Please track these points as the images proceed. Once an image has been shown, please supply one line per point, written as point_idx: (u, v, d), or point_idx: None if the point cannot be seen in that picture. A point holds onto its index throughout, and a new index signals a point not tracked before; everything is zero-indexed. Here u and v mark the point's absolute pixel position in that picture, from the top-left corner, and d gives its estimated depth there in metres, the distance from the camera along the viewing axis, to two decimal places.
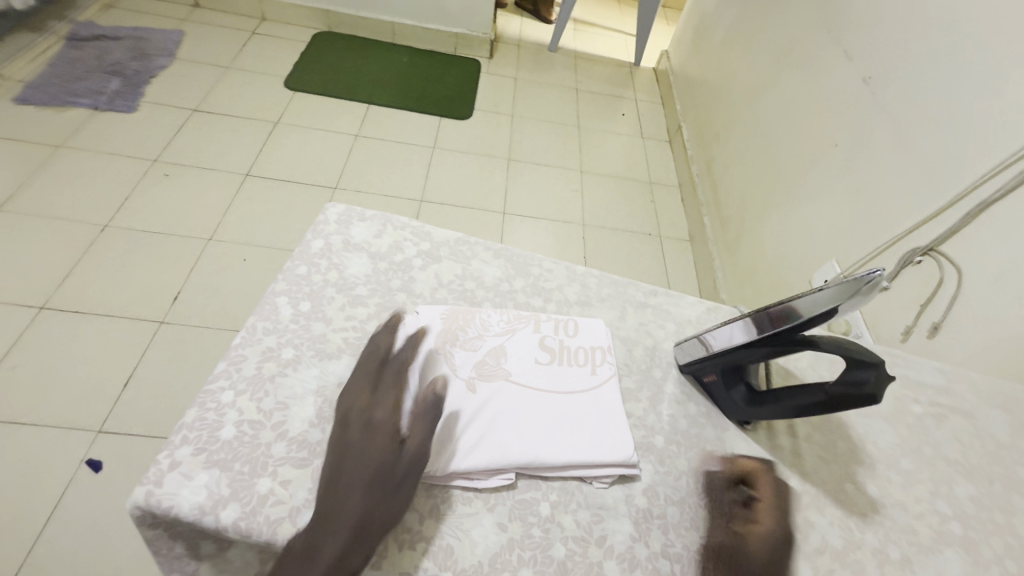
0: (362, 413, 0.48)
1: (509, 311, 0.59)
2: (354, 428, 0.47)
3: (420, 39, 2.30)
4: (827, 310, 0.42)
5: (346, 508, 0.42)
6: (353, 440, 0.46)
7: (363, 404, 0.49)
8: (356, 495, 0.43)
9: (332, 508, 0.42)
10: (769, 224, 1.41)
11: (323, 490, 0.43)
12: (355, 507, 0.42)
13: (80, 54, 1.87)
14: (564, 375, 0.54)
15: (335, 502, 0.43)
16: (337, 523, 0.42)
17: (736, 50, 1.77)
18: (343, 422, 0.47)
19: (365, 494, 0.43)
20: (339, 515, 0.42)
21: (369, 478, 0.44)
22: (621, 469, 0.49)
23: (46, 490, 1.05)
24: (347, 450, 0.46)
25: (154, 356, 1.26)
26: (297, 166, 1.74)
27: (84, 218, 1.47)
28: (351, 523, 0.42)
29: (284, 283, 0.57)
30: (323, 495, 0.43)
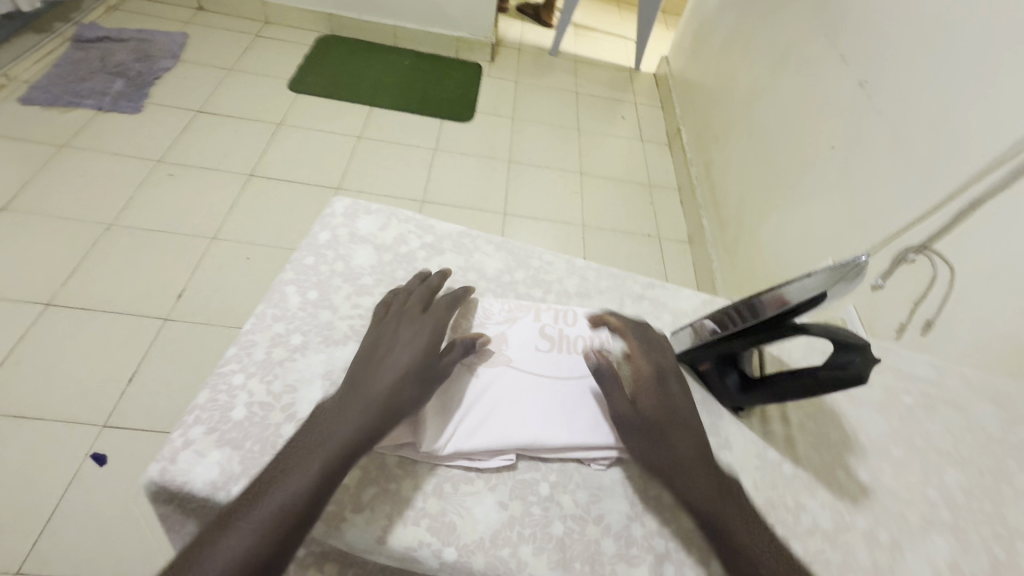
0: (414, 315, 0.51)
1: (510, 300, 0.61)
2: (404, 325, 0.50)
3: (423, 43, 2.33)
4: (815, 295, 0.44)
5: (351, 411, 0.43)
6: (401, 330, 0.49)
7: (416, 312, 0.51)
8: (394, 376, 0.46)
9: (369, 382, 0.45)
10: (766, 225, 1.43)
11: (362, 369, 0.46)
12: (390, 385, 0.45)
13: (86, 55, 1.89)
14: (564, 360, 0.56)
15: (371, 380, 0.45)
16: (342, 421, 0.42)
17: (735, 55, 1.79)
18: (395, 321, 0.51)
19: (400, 376, 0.46)
20: (372, 389, 0.44)
21: (406, 369, 0.46)
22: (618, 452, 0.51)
23: (51, 483, 1.06)
24: (393, 344, 0.48)
25: (158, 352, 1.28)
26: (300, 166, 1.77)
27: (90, 216, 1.49)
28: (378, 405, 0.44)
29: (292, 273, 0.59)
30: (358, 377, 0.46)
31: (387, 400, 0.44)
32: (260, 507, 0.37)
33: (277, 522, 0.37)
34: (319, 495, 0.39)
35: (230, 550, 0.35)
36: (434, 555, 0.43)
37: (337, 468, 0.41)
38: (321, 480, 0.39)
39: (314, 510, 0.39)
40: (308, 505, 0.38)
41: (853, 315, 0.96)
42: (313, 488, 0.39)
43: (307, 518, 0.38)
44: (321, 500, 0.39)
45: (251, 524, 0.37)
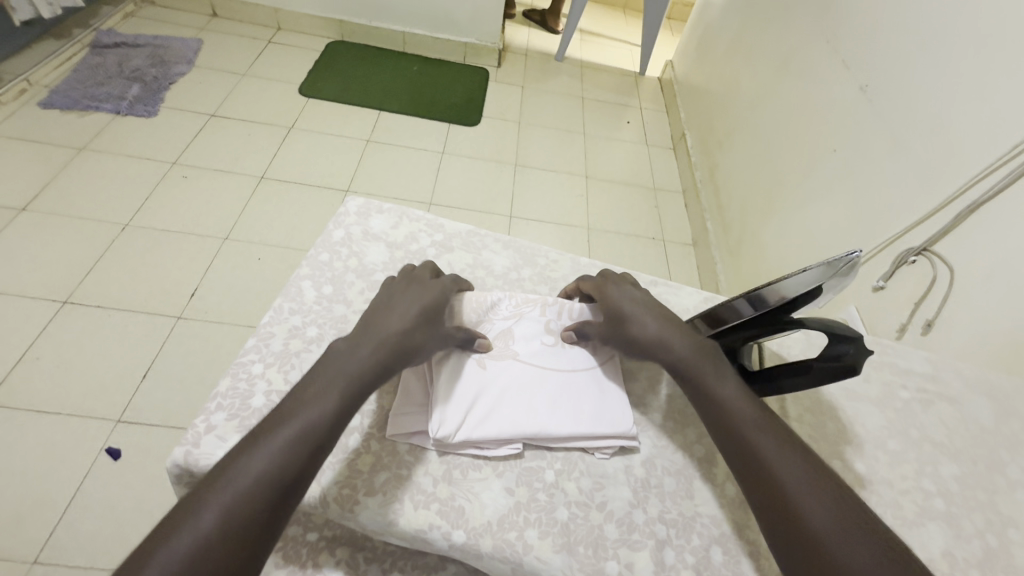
0: (420, 281, 0.54)
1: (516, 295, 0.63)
2: (411, 281, 0.53)
3: (431, 48, 2.37)
4: (811, 288, 0.46)
5: (362, 351, 0.45)
6: (410, 287, 0.53)
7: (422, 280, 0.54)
8: (405, 324, 0.49)
9: (380, 326, 0.48)
10: (770, 227, 1.44)
11: (372, 317, 0.49)
12: (400, 328, 0.48)
13: (103, 61, 1.94)
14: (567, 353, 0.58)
15: (381, 324, 0.48)
16: (353, 358, 0.45)
17: (739, 59, 1.81)
18: (402, 279, 0.54)
19: (409, 323, 0.49)
20: (382, 331, 0.48)
21: (417, 317, 0.50)
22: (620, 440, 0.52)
23: (68, 476, 1.09)
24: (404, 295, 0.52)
25: (172, 349, 1.31)
26: (311, 169, 1.80)
27: (106, 217, 1.52)
28: (391, 342, 0.47)
29: (308, 268, 0.61)
30: (369, 323, 0.49)
31: (398, 338, 0.47)
32: (279, 435, 0.39)
33: (297, 448, 0.39)
34: (334, 422, 0.41)
35: (255, 473, 0.37)
36: (444, 537, 0.45)
37: (352, 401, 0.43)
38: (337, 410, 0.42)
39: (331, 437, 0.41)
40: (325, 432, 0.40)
41: (855, 315, 0.97)
42: (329, 417, 0.41)
43: (325, 445, 0.40)
44: (336, 429, 0.41)
45: (271, 450, 0.38)
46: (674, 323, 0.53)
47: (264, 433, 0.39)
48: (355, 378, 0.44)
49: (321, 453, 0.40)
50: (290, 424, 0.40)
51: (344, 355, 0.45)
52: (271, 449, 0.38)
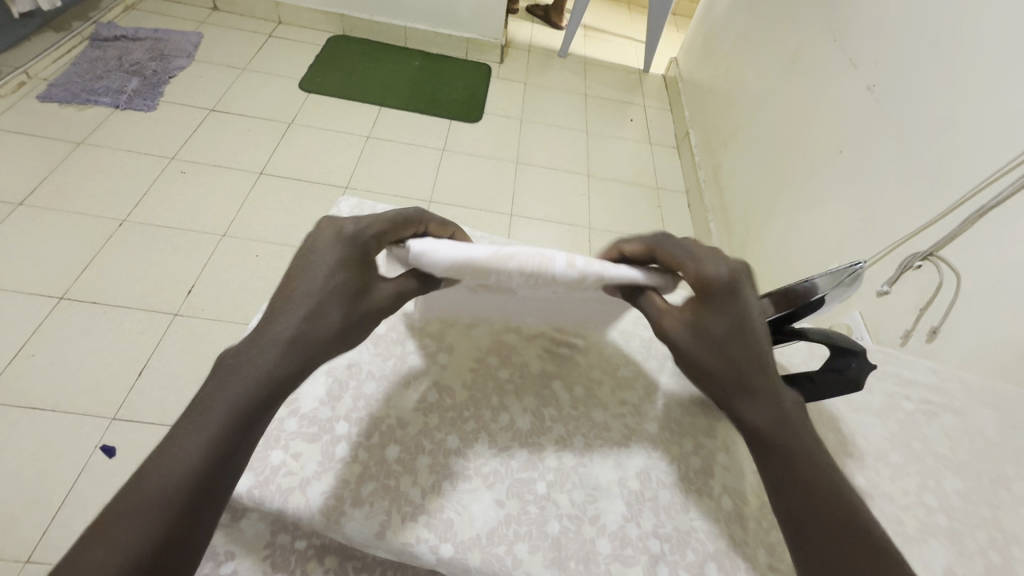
0: (345, 248, 0.40)
1: (528, 250, 0.42)
2: (321, 248, 0.40)
3: (433, 43, 2.34)
4: (813, 298, 0.45)
5: (250, 367, 0.36)
6: (316, 258, 0.40)
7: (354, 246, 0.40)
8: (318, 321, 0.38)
9: (274, 323, 0.37)
10: (773, 228, 1.42)
11: (268, 307, 0.38)
12: (300, 327, 0.37)
13: (103, 54, 1.92)
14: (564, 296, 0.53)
15: (275, 326, 0.37)
16: (236, 382, 0.35)
17: (745, 57, 1.79)
18: (312, 244, 0.40)
19: (316, 318, 0.38)
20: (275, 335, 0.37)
21: (321, 302, 0.38)
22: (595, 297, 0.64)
23: (62, 474, 1.08)
24: (308, 272, 0.39)
25: (168, 346, 1.30)
26: (310, 165, 1.78)
27: (104, 212, 1.52)
28: (283, 341, 0.37)
29: None
30: (266, 321, 0.37)
31: (293, 338, 0.37)
32: (131, 524, 0.30)
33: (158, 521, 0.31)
34: (210, 474, 0.33)
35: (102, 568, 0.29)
36: (432, 551, 0.44)
37: (234, 438, 0.34)
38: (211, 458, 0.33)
39: (210, 493, 0.33)
40: (197, 491, 0.32)
41: (858, 321, 0.95)
42: (201, 472, 0.33)
43: (202, 505, 0.32)
44: (217, 480, 0.33)
45: (132, 533, 0.30)
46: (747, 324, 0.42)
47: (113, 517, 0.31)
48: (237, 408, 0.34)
49: (195, 523, 0.32)
50: (142, 500, 0.31)
51: (224, 374, 0.36)
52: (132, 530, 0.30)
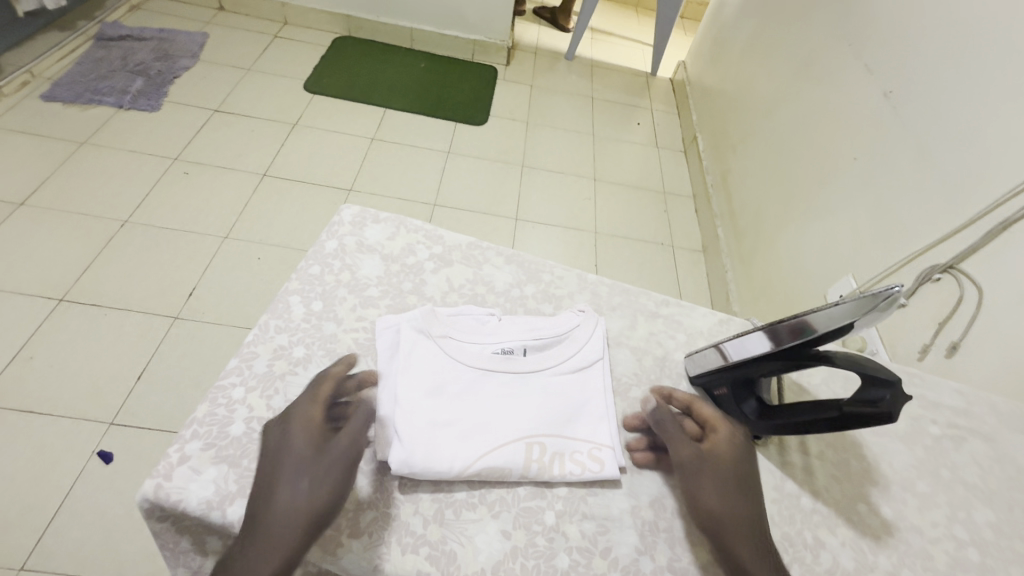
0: (302, 424, 0.45)
1: (489, 463, 0.46)
2: (287, 427, 0.45)
3: (439, 45, 2.32)
4: (842, 324, 0.42)
5: (255, 558, 0.38)
6: (294, 435, 0.44)
7: (308, 419, 0.45)
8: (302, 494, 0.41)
9: (273, 498, 0.41)
10: (785, 237, 1.39)
11: (263, 485, 0.42)
12: (292, 508, 0.40)
13: (107, 54, 1.91)
14: (558, 406, 0.51)
15: (270, 511, 0.40)
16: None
17: (756, 61, 1.76)
18: (276, 429, 0.45)
19: (304, 490, 0.41)
20: (270, 524, 0.39)
21: (309, 468, 0.42)
22: (576, 313, 0.59)
23: (58, 480, 1.06)
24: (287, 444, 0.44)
25: (168, 351, 1.28)
26: (314, 167, 1.77)
27: (106, 213, 1.50)
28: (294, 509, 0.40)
29: (297, 282, 0.58)
30: (258, 507, 0.41)
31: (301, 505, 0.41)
32: None
33: None
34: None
35: None
36: None
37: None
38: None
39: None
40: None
41: (875, 334, 0.92)
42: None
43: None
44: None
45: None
46: (742, 481, 0.47)
47: None
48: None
49: None
50: None
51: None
52: None
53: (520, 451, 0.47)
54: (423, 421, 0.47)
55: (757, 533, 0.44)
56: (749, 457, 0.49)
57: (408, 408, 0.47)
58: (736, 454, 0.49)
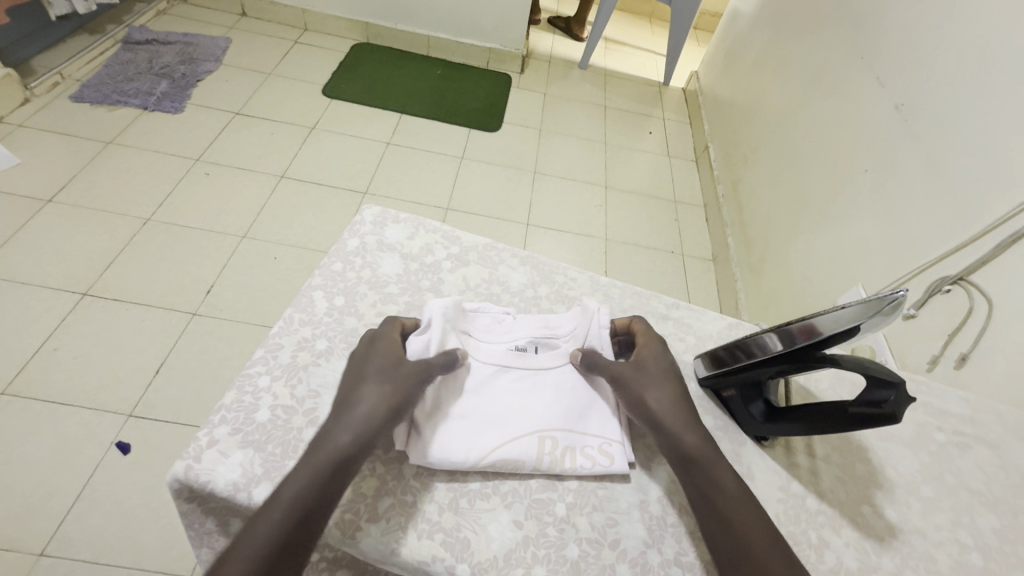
0: (383, 346, 0.49)
1: (504, 455, 0.48)
2: (371, 343, 0.49)
3: (455, 52, 2.37)
4: (848, 328, 0.44)
5: (341, 436, 0.42)
6: (380, 349, 0.48)
7: (387, 345, 0.49)
8: (381, 391, 0.45)
9: (361, 395, 0.45)
10: (794, 246, 1.40)
11: (352, 384, 0.46)
12: (373, 399, 0.44)
13: (134, 57, 1.97)
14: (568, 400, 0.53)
15: (355, 401, 0.44)
16: (325, 447, 0.41)
17: (768, 72, 1.78)
18: (361, 345, 0.50)
19: (384, 388, 0.45)
20: (355, 411, 0.43)
21: (393, 374, 0.46)
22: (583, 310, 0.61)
23: (78, 468, 1.10)
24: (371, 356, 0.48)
25: (186, 345, 1.31)
26: (331, 170, 1.80)
27: (129, 211, 1.54)
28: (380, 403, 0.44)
29: (320, 278, 0.60)
30: (346, 400, 0.45)
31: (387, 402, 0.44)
32: (278, 516, 0.37)
33: (291, 515, 0.37)
34: (298, 528, 0.37)
35: (265, 537, 0.36)
36: (447, 571, 0.43)
37: (324, 489, 0.39)
38: (300, 510, 0.38)
39: (296, 548, 0.37)
40: (288, 541, 0.36)
41: (883, 343, 0.92)
42: (292, 520, 0.37)
43: (287, 561, 0.36)
44: (305, 529, 0.37)
45: (238, 566, 0.34)
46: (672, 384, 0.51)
47: (267, 509, 0.37)
48: (330, 465, 0.40)
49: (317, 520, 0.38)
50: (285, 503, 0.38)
51: (314, 444, 0.42)
52: (278, 514, 0.37)
53: (533, 447, 0.49)
54: (443, 418, 0.50)
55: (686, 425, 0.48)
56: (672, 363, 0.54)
57: (430, 406, 0.50)
58: (662, 359, 0.53)
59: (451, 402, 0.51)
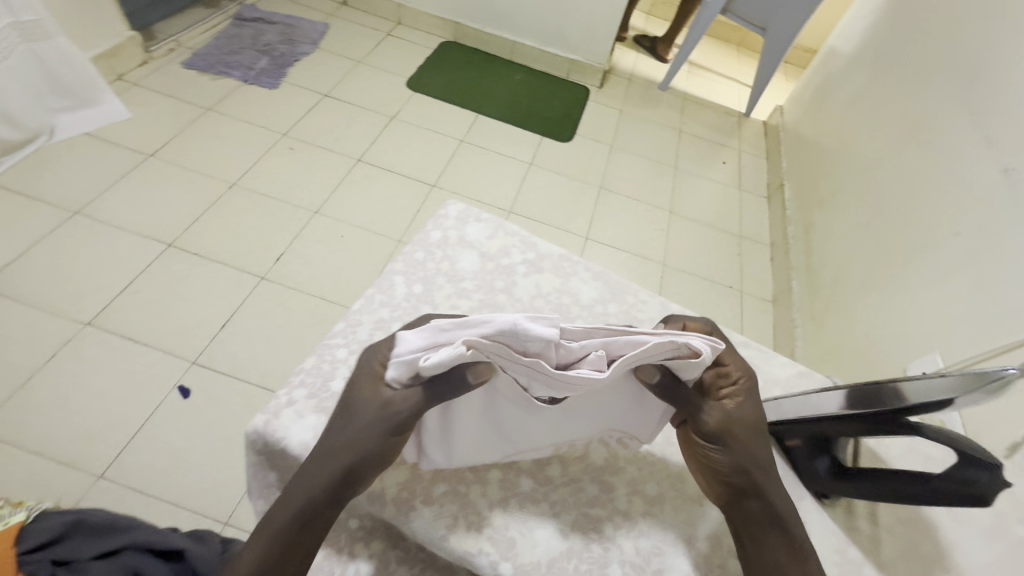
0: (361, 386, 0.44)
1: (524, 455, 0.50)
2: (359, 382, 0.45)
3: (538, 60, 2.40)
4: (942, 401, 0.43)
5: (298, 493, 0.40)
6: (363, 391, 0.44)
7: (371, 383, 0.45)
8: (364, 438, 0.42)
9: (333, 447, 0.42)
10: (864, 301, 1.33)
11: (326, 434, 0.43)
12: (334, 456, 0.41)
13: (242, 33, 2.12)
14: (609, 417, 0.49)
15: (320, 454, 0.42)
16: (284, 503, 0.40)
17: (860, 117, 1.70)
18: (350, 378, 0.45)
19: (348, 443, 0.42)
20: (317, 468, 0.41)
21: (364, 426, 0.42)
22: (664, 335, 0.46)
23: (142, 405, 1.18)
24: (354, 402, 0.44)
25: (250, 306, 1.39)
26: (403, 159, 1.87)
27: (218, 174, 1.66)
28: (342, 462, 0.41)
29: (402, 264, 0.63)
30: (325, 441, 0.42)
31: (350, 459, 0.41)
32: None
33: None
34: None
35: None
36: (491, 566, 0.44)
37: (284, 550, 0.38)
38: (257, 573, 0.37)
39: None
40: None
41: None
42: None
43: None
44: None
45: None
46: (759, 435, 0.48)
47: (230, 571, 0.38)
48: (288, 528, 0.39)
49: None
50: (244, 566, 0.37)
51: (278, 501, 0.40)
52: None
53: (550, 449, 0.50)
54: (456, 441, 0.47)
55: (757, 495, 0.45)
56: (755, 408, 0.49)
57: (437, 434, 0.46)
58: (744, 409, 0.48)
59: (471, 427, 0.47)
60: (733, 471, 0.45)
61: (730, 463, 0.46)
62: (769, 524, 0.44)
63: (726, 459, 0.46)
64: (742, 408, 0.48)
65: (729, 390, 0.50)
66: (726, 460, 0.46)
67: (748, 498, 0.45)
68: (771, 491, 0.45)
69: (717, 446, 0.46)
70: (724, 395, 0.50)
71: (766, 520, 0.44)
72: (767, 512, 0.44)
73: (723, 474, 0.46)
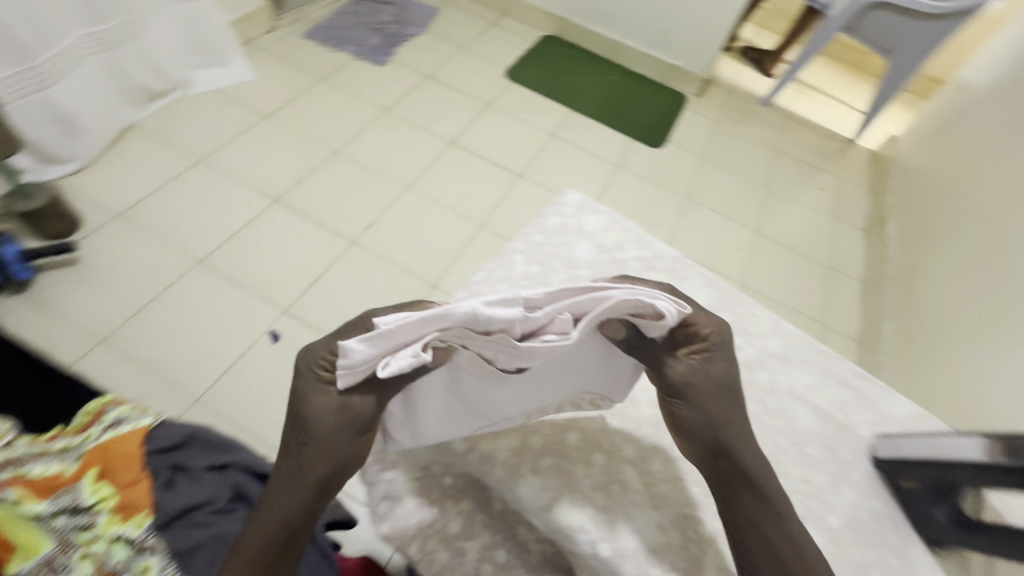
0: (308, 395, 0.44)
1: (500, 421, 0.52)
2: (304, 390, 0.45)
3: (637, 62, 2.36)
4: None
5: (284, 497, 0.43)
6: (312, 400, 0.44)
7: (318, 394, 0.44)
8: (332, 445, 0.44)
9: (299, 454, 0.44)
10: (967, 356, 1.23)
11: (290, 440, 0.45)
12: (305, 464, 0.43)
13: (358, 10, 2.23)
14: (580, 379, 0.51)
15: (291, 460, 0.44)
16: (273, 505, 0.44)
17: (988, 156, 1.56)
18: (295, 386, 0.45)
19: (316, 452, 0.43)
20: (292, 473, 0.44)
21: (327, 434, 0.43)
22: (625, 290, 0.45)
23: (237, 342, 1.29)
24: (304, 412, 0.44)
25: (339, 268, 1.48)
26: (494, 147, 1.91)
27: (323, 141, 1.76)
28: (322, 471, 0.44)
29: (522, 244, 0.65)
30: (292, 449, 0.44)
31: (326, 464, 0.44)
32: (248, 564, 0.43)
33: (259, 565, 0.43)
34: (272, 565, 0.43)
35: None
36: (591, 544, 0.48)
37: (286, 536, 0.44)
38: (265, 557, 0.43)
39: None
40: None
41: None
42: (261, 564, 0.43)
43: None
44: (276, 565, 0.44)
45: None
46: (728, 393, 0.49)
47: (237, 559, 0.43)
48: (284, 524, 0.43)
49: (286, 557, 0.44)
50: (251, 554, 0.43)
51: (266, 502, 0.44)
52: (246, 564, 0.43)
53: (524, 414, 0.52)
54: (425, 416, 0.49)
55: (726, 455, 0.47)
56: (723, 375, 0.49)
57: (404, 411, 0.49)
58: (712, 379, 0.48)
59: (438, 403, 0.49)
60: (704, 437, 0.47)
61: (700, 428, 0.47)
62: (743, 486, 0.46)
63: (696, 421, 0.47)
64: (709, 373, 0.48)
65: (695, 354, 0.49)
66: (696, 423, 0.47)
67: (723, 458, 0.47)
68: (739, 448, 0.47)
69: (687, 411, 0.48)
70: (687, 360, 0.48)
71: (743, 485, 0.46)
72: (743, 471, 0.46)
73: (697, 433, 0.47)
